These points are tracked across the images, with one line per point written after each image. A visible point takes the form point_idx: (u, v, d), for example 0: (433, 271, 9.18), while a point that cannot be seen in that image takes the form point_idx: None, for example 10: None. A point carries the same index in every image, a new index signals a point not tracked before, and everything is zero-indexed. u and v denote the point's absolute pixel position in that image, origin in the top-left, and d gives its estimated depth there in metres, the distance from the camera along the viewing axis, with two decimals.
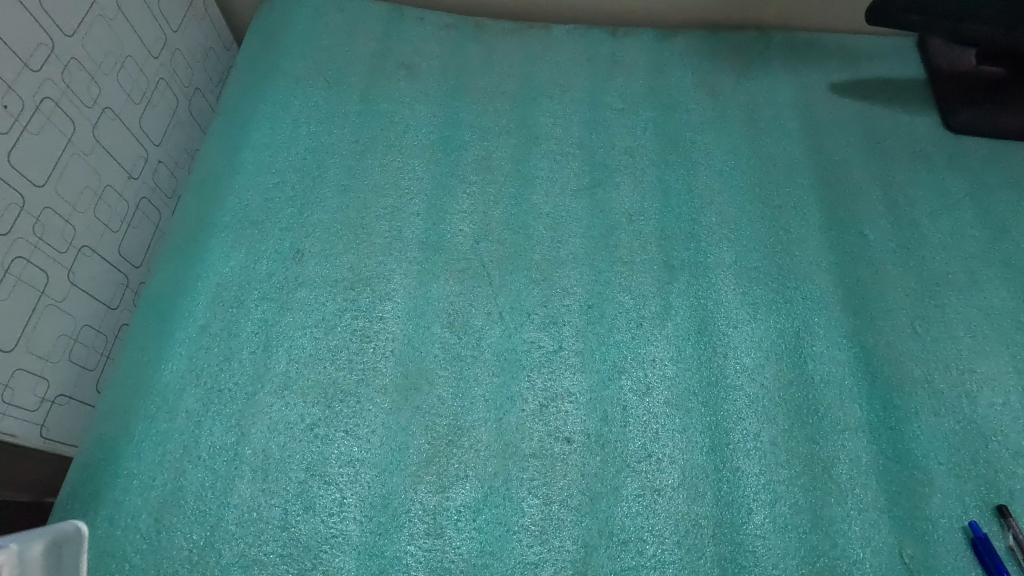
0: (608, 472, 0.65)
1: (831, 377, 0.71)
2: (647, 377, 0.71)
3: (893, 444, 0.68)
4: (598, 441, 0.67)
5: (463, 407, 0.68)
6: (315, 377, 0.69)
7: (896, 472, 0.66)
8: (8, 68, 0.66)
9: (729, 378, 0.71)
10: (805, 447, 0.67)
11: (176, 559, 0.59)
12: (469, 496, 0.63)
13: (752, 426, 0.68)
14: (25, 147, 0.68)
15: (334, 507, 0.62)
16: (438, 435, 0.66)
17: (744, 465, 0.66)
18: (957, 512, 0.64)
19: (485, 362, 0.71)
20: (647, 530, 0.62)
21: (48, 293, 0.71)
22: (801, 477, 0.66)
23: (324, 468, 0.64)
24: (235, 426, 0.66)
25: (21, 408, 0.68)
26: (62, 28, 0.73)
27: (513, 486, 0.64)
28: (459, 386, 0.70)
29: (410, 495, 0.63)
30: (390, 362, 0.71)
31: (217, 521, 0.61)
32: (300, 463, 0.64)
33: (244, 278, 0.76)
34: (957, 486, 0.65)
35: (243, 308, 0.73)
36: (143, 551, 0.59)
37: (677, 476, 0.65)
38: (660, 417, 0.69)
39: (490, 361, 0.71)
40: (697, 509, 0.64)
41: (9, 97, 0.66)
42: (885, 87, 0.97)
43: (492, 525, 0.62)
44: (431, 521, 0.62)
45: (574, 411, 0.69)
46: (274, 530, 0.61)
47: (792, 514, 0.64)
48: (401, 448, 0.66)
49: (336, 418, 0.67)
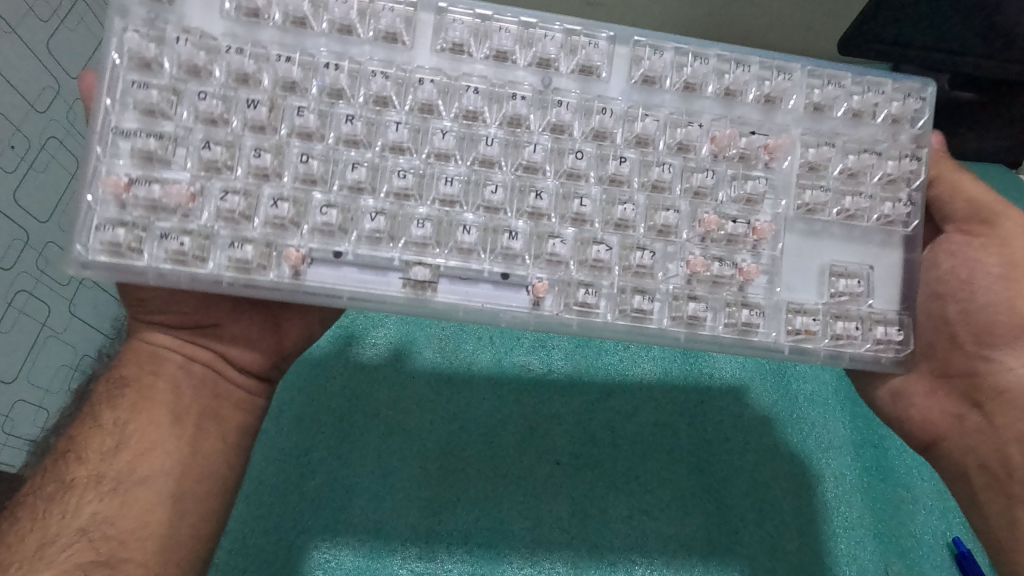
0: (597, 495, 0.69)
1: (815, 396, 0.75)
2: (635, 398, 0.74)
3: (875, 460, 0.72)
4: (586, 462, 0.71)
5: (528, 367, 0.75)
6: (385, 336, 0.76)
7: (881, 490, 0.71)
8: (14, 109, 0.69)
9: (714, 398, 0.74)
10: (791, 466, 0.71)
11: (288, 486, 0.69)
12: (461, 520, 0.68)
13: (739, 447, 0.72)
14: (31, 185, 0.72)
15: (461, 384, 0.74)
16: (481, 414, 0.73)
17: (732, 485, 0.70)
18: (942, 531, 0.70)
19: (523, 348, 0.76)
20: (636, 551, 0.67)
21: (48, 325, 0.75)
22: (789, 495, 0.70)
23: (458, 359, 0.75)
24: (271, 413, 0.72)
25: (21, 438, 0.74)
26: (67, 71, 0.76)
27: (505, 509, 0.68)
28: (536, 349, 0.76)
29: (401, 519, 0.68)
30: (382, 387, 0.74)
31: (302, 459, 0.70)
32: (437, 352, 0.76)
33: None
34: (940, 504, 0.71)
35: None
36: None
37: (665, 497, 0.70)
38: (649, 438, 0.72)
39: (526, 353, 0.76)
40: (687, 530, 0.68)
41: (17, 138, 0.69)
42: None
43: (484, 547, 0.67)
44: (424, 545, 0.67)
45: (564, 433, 0.72)
46: (375, 416, 0.72)
47: (778, 534, 0.69)
48: (507, 358, 0.75)
49: (464, 340, 0.76)
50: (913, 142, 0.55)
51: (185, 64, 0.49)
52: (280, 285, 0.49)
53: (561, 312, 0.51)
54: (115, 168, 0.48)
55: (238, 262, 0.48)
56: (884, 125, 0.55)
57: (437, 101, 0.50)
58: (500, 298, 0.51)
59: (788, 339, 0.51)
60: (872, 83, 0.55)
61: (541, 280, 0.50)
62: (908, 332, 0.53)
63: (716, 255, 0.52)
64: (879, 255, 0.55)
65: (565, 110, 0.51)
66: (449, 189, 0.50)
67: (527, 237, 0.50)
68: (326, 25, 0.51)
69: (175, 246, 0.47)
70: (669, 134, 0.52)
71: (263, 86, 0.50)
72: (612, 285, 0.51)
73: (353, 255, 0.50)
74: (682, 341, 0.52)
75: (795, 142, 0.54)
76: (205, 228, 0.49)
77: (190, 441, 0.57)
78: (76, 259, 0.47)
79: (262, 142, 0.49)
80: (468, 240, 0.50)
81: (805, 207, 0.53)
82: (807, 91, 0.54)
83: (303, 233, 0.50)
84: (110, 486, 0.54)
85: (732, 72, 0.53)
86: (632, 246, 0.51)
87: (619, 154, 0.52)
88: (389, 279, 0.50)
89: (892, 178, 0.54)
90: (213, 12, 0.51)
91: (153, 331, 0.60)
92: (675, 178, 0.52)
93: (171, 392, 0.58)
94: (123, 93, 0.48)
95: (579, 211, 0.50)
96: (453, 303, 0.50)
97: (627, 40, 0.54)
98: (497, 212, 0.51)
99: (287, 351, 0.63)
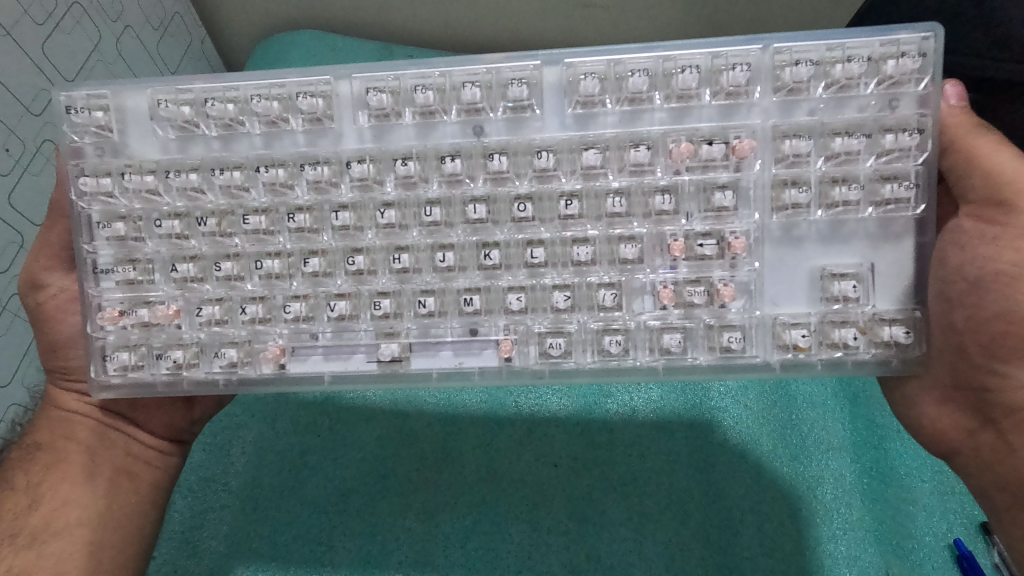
0: (594, 498, 0.70)
1: (814, 396, 0.74)
2: (632, 400, 0.74)
3: (875, 461, 0.72)
4: (584, 465, 0.71)
5: None
6: None
7: (881, 491, 0.71)
8: (10, 113, 0.69)
9: (713, 398, 0.74)
10: (790, 468, 0.71)
11: (281, 491, 0.72)
12: (458, 524, 0.69)
13: (739, 447, 0.72)
14: (26, 189, 0.72)
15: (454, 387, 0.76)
16: (473, 418, 0.74)
17: (731, 486, 0.70)
18: (943, 532, 0.69)
19: None
20: (633, 553, 0.67)
21: None
22: (789, 496, 0.70)
23: None
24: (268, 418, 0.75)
25: None
26: (63, 75, 0.76)
27: (501, 513, 0.69)
28: None
29: (399, 523, 0.69)
30: (377, 391, 0.76)
31: (297, 465, 0.73)
32: None
33: None
34: (941, 504, 0.70)
35: None
36: (168, 545, 0.70)
37: (662, 499, 0.69)
38: (647, 439, 0.72)
39: None
40: (685, 532, 0.68)
41: (11, 141, 0.69)
42: None
43: (480, 551, 0.68)
44: (420, 548, 0.68)
45: (559, 437, 0.72)
46: (369, 422, 0.74)
47: (778, 535, 0.68)
48: None
49: None
50: (911, 107, 0.50)
51: (139, 195, 0.54)
52: (268, 374, 0.55)
53: (531, 365, 0.54)
54: (105, 300, 0.55)
55: (231, 362, 0.55)
56: (877, 92, 0.50)
57: (371, 176, 0.53)
58: (469, 352, 0.54)
59: (777, 356, 0.53)
60: (849, 47, 0.50)
61: (506, 338, 0.53)
62: (915, 331, 0.51)
63: (688, 278, 0.53)
64: (884, 252, 0.52)
65: (497, 161, 0.52)
66: (400, 264, 0.53)
67: (485, 297, 0.53)
68: (253, 124, 0.54)
69: (173, 358, 0.55)
70: (617, 163, 0.52)
71: (209, 198, 0.54)
72: (580, 331, 0.54)
73: (324, 339, 0.55)
74: (662, 373, 0.54)
75: (762, 137, 0.51)
76: (193, 338, 0.55)
77: (106, 496, 0.62)
78: (98, 382, 0.56)
79: (219, 251, 0.54)
80: (429, 308, 0.54)
81: (786, 212, 0.52)
82: (778, 73, 0.51)
83: (276, 327, 0.55)
84: (25, 540, 0.59)
85: (681, 74, 0.51)
86: (597, 285, 0.53)
87: (564, 187, 0.52)
88: (359, 359, 0.55)
89: (889, 157, 0.50)
90: (147, 137, 0.55)
91: (68, 396, 0.64)
92: (631, 207, 0.52)
93: (85, 453, 0.63)
94: (93, 232, 0.54)
95: (532, 260, 0.53)
96: (424, 370, 0.55)
97: (558, 60, 0.52)
98: (451, 274, 0.53)
99: (198, 417, 0.70)
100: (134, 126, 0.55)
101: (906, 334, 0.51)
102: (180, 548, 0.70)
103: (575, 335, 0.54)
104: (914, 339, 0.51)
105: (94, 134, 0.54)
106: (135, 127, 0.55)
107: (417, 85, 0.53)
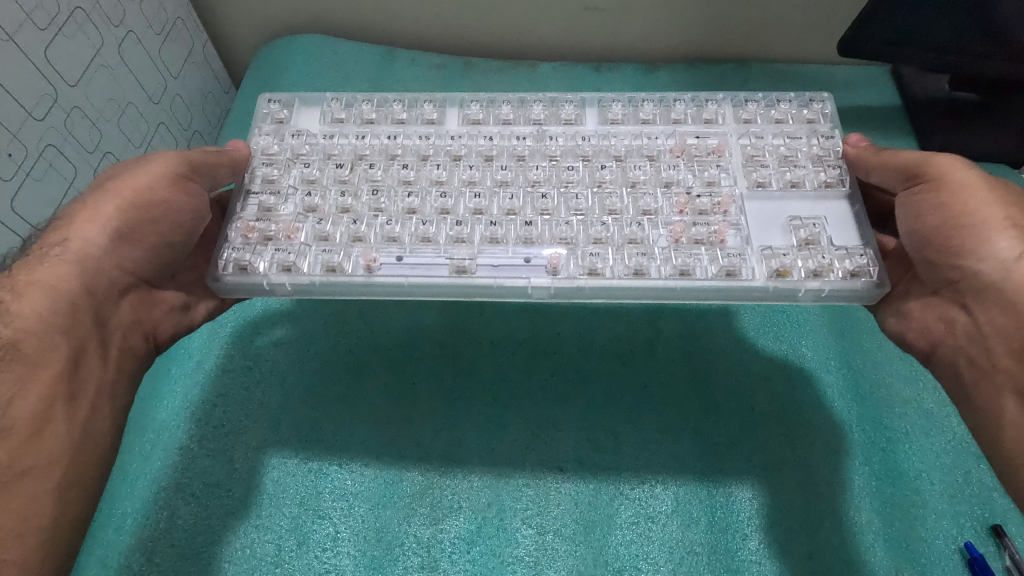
0: (602, 500, 0.69)
1: (820, 401, 0.75)
2: (637, 404, 0.75)
3: (885, 464, 0.71)
4: (590, 471, 0.71)
5: (528, 367, 0.78)
6: (392, 338, 0.81)
7: (892, 495, 0.70)
8: (11, 117, 0.69)
9: (719, 402, 0.75)
10: (797, 471, 0.70)
11: (286, 497, 0.71)
12: (462, 527, 0.68)
13: (744, 454, 0.71)
14: (29, 193, 0.72)
15: (459, 390, 0.77)
16: (480, 420, 0.74)
17: (738, 489, 0.69)
18: (954, 534, 0.68)
19: (519, 354, 0.79)
20: (641, 558, 0.66)
21: None
22: (797, 499, 0.69)
23: (455, 363, 0.79)
24: (274, 423, 0.75)
25: None
26: (66, 79, 0.76)
27: (507, 516, 0.69)
28: (536, 354, 0.79)
29: (404, 527, 0.69)
30: (382, 398, 0.76)
31: (304, 469, 0.72)
32: (439, 357, 0.79)
33: (257, 324, 0.83)
34: (951, 507, 0.69)
35: (229, 353, 0.81)
36: (165, 550, 0.68)
37: (670, 503, 0.69)
38: (653, 444, 0.72)
39: (525, 355, 0.79)
40: (692, 535, 0.67)
41: (14, 146, 0.69)
42: (874, 105, 0.96)
43: (486, 555, 0.67)
44: (425, 554, 0.67)
45: (566, 440, 0.73)
46: (370, 434, 0.74)
47: (788, 540, 0.67)
48: (508, 360, 0.79)
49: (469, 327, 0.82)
50: (829, 132, 0.63)
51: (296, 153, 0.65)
52: (355, 281, 0.55)
53: (577, 279, 0.53)
54: (243, 216, 0.59)
55: (329, 266, 0.55)
56: (801, 124, 0.64)
57: (463, 151, 0.63)
58: (522, 273, 0.54)
59: (770, 280, 0.53)
60: (776, 98, 0.66)
61: (555, 255, 0.54)
62: (874, 256, 0.54)
63: (690, 219, 0.57)
64: (828, 208, 0.58)
65: (559, 147, 0.63)
66: (477, 202, 0.59)
67: (544, 223, 0.57)
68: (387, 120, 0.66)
69: (284, 257, 0.55)
70: (636, 154, 0.62)
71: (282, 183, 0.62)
72: (617, 242, 0.56)
73: (409, 256, 0.56)
74: (679, 289, 0.53)
75: (733, 144, 0.62)
76: (301, 248, 0.56)
77: (84, 421, 0.55)
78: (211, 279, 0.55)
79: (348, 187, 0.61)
80: (494, 233, 0.56)
81: (754, 184, 0.59)
82: (738, 108, 0.65)
83: (372, 243, 0.57)
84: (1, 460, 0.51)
85: (676, 107, 0.65)
86: (622, 243, 0.55)
87: (600, 164, 0.61)
88: (435, 269, 0.55)
89: (818, 156, 0.61)
90: (315, 118, 0.68)
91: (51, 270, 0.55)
92: (648, 177, 0.60)
93: (70, 359, 0.55)
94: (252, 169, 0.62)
95: (577, 207, 0.58)
96: (488, 280, 0.54)
97: (594, 101, 0.66)
98: (515, 213, 0.58)
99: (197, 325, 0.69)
100: (305, 110, 0.68)
101: (863, 259, 0.53)
102: (176, 555, 0.68)
103: (608, 251, 0.55)
104: (871, 263, 0.53)
105: (272, 124, 0.67)
106: (306, 111, 0.68)
107: (502, 103, 0.67)
